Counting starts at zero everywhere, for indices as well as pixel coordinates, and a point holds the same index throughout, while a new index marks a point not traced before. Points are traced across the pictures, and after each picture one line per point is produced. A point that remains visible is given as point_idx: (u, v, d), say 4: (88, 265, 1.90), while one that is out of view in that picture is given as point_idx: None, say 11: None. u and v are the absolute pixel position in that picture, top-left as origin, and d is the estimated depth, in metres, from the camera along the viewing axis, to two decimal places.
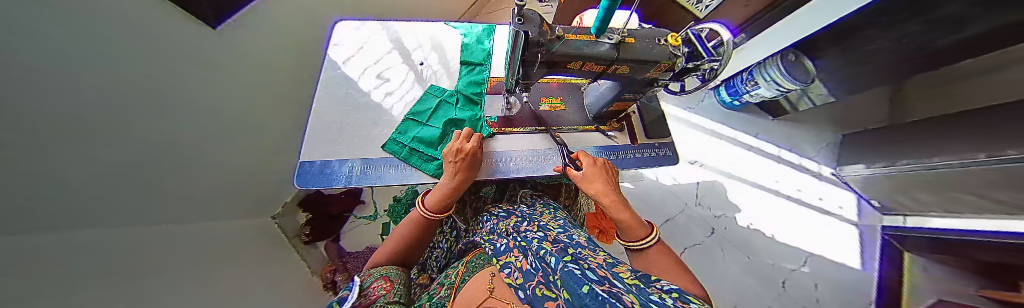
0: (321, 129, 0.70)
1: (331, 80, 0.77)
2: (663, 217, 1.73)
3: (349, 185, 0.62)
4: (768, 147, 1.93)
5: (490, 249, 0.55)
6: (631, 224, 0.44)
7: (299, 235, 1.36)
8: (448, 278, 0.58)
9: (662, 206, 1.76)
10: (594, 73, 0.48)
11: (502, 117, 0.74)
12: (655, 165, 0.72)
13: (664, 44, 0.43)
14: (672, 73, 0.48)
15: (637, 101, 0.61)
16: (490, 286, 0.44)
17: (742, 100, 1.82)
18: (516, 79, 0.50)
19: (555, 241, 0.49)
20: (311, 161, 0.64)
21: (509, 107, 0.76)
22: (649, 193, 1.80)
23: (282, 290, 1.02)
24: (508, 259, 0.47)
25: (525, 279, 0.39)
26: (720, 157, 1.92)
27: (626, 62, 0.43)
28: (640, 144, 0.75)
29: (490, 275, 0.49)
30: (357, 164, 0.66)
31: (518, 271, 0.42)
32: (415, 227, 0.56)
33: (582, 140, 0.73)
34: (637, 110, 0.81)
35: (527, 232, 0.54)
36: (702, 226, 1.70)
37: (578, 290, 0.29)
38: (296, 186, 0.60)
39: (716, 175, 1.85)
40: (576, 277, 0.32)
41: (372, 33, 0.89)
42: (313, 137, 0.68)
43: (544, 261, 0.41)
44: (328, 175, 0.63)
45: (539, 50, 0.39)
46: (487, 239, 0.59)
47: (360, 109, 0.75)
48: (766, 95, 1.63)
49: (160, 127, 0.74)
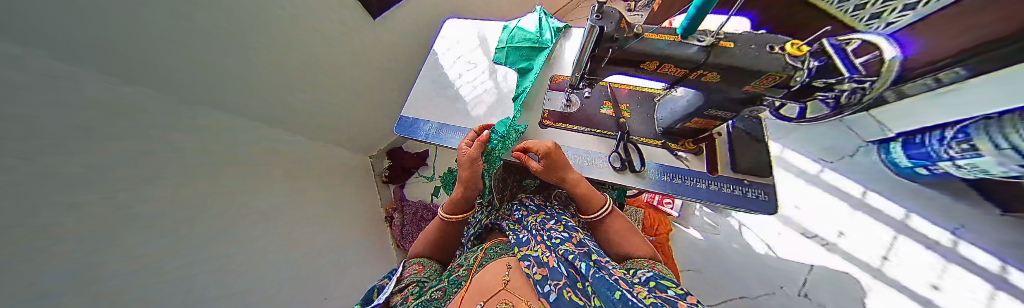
0: (416, 95, 0.91)
1: (434, 60, 0.99)
2: (735, 290, 1.28)
3: (427, 139, 0.80)
4: (981, 257, 1.18)
5: (512, 239, 0.57)
6: (593, 203, 0.58)
7: (381, 174, 1.72)
8: (465, 260, 0.58)
9: (739, 275, 1.32)
10: (673, 77, 0.44)
11: (558, 112, 0.76)
12: (735, 206, 0.58)
13: (777, 51, 0.35)
14: (786, 91, 0.39)
15: (728, 120, 0.53)
16: (506, 278, 0.45)
17: (937, 168, 1.24)
18: (581, 74, 0.52)
19: (579, 243, 0.50)
20: (408, 116, 0.85)
21: (569, 104, 0.77)
22: (723, 253, 1.39)
23: (342, 214, 1.32)
24: (531, 252, 0.47)
25: (550, 275, 0.42)
26: (857, 240, 1.31)
27: (714, 69, 0.38)
28: (718, 176, 0.62)
29: (505, 266, 0.49)
30: (435, 125, 0.83)
31: (539, 267, 0.44)
32: (434, 229, 0.68)
33: (641, 152, 0.66)
34: (727, 136, 0.66)
35: (551, 230, 0.54)
36: None
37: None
38: (396, 132, 0.81)
39: (848, 265, 1.26)
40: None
41: (468, 27, 1.08)
42: (412, 100, 0.89)
43: (572, 266, 0.43)
44: (415, 128, 0.82)
45: (612, 46, 0.41)
46: (510, 228, 0.63)
47: (447, 85, 0.93)
48: (988, 169, 1.06)
49: (320, 80, 1.10)
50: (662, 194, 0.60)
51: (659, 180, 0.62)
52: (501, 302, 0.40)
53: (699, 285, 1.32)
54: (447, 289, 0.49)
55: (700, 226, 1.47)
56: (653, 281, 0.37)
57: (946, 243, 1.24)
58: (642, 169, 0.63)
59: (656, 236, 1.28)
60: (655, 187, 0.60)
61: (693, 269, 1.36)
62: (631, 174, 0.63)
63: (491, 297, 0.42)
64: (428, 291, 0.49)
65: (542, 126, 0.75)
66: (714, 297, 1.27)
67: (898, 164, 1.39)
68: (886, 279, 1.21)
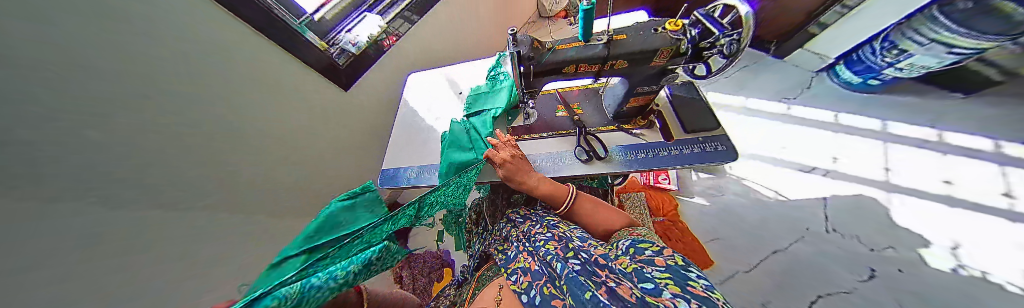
0: (395, 148, 0.95)
1: (404, 110, 1.07)
2: (764, 246, 1.23)
3: (408, 184, 0.83)
4: (970, 141, 1.22)
5: (502, 259, 0.53)
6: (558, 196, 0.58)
7: None
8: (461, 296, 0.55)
9: (761, 229, 1.28)
10: (592, 73, 0.54)
11: (520, 126, 0.82)
12: (701, 163, 0.61)
13: (660, 31, 0.46)
14: (682, 57, 0.49)
15: (655, 92, 0.59)
16: (496, 298, 0.42)
17: (883, 77, 1.36)
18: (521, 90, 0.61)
19: (562, 239, 0.47)
20: (386, 168, 0.89)
21: (527, 116, 0.84)
22: (739, 212, 1.36)
23: None
24: (516, 264, 0.45)
25: (534, 278, 0.39)
26: (849, 160, 1.34)
27: (620, 56, 0.49)
28: (674, 141, 0.66)
29: (496, 288, 0.45)
30: (414, 169, 0.86)
31: (523, 274, 0.41)
32: None
33: (602, 140, 0.71)
34: (671, 107, 0.73)
35: (535, 236, 0.52)
36: (847, 264, 1.10)
37: (581, 296, 0.29)
38: (375, 186, 0.84)
39: (856, 186, 1.26)
40: (580, 282, 0.32)
41: (431, 75, 1.19)
42: (390, 151, 0.94)
43: (550, 265, 0.39)
44: (395, 177, 0.85)
45: (533, 62, 0.52)
46: (500, 251, 0.58)
47: (420, 128, 0.99)
48: (927, 64, 1.21)
49: None
50: (632, 171, 0.63)
51: (624, 160, 0.65)
52: None
53: (730, 252, 1.26)
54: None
55: (705, 192, 1.46)
56: (632, 247, 0.38)
57: (933, 137, 1.28)
58: (606, 154, 0.67)
59: (666, 216, 1.30)
60: (622, 167, 0.63)
61: (716, 237, 1.31)
62: (597, 162, 0.66)
63: None
64: None
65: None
66: (744, 260, 1.22)
67: (852, 83, 1.51)
68: (902, 190, 1.18)
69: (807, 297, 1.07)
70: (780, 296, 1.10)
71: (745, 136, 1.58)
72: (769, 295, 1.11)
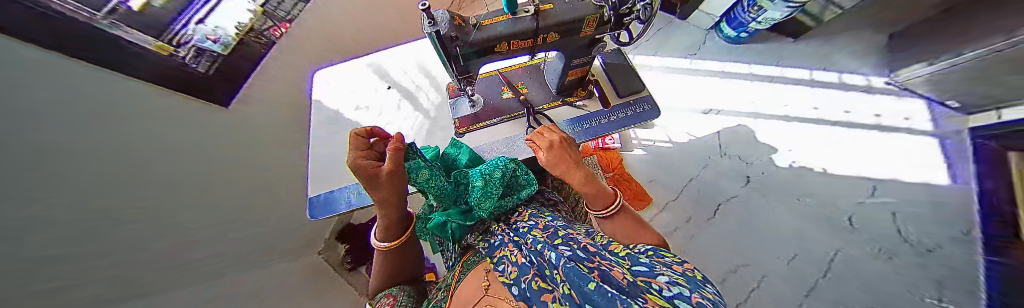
0: (330, 164, 0.79)
1: (321, 119, 0.86)
2: (685, 176, 1.57)
3: (352, 207, 0.70)
4: (797, 72, 1.72)
5: (483, 247, 0.50)
6: (600, 199, 0.52)
7: (343, 262, 1.35)
8: (442, 283, 0.52)
9: (683, 165, 1.61)
10: (526, 49, 0.53)
11: (469, 115, 0.77)
12: (637, 123, 0.69)
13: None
14: (608, 24, 0.50)
15: (588, 64, 0.62)
16: (484, 284, 0.41)
17: (749, 30, 1.74)
18: (455, 77, 0.57)
19: (545, 227, 0.44)
20: (316, 195, 0.73)
21: (474, 103, 0.78)
22: (667, 156, 1.66)
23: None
24: (503, 254, 0.42)
25: (522, 270, 0.36)
26: (735, 99, 1.73)
27: (550, 29, 0.47)
28: (612, 107, 0.73)
29: (484, 273, 0.45)
30: (354, 188, 0.74)
31: (512, 267, 0.38)
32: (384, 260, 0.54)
33: (553, 117, 0.73)
34: (605, 77, 0.80)
35: (517, 224, 0.48)
36: (735, 176, 1.50)
37: (583, 287, 0.24)
38: (309, 218, 0.69)
39: (739, 118, 1.66)
40: (579, 272, 0.26)
41: (352, 69, 0.98)
42: (315, 172, 0.77)
43: (540, 254, 0.36)
44: (332, 201, 0.71)
45: (457, 44, 0.45)
46: (478, 239, 0.53)
47: (352, 136, 0.83)
48: (774, 17, 1.58)
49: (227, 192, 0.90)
50: (583, 143, 0.67)
51: (576, 133, 0.69)
52: None
53: (664, 189, 1.56)
54: None
55: (643, 145, 1.71)
56: (652, 251, 0.34)
57: (778, 73, 1.75)
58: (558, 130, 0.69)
59: (613, 171, 1.48)
60: (575, 140, 0.67)
61: (652, 179, 1.59)
62: None
63: None
64: None
65: (459, 135, 0.75)
66: (672, 192, 1.54)
67: (731, 38, 1.89)
68: (765, 116, 1.62)
69: (713, 208, 1.44)
70: (699, 212, 1.44)
71: (667, 92, 1.84)
72: (692, 213, 1.45)
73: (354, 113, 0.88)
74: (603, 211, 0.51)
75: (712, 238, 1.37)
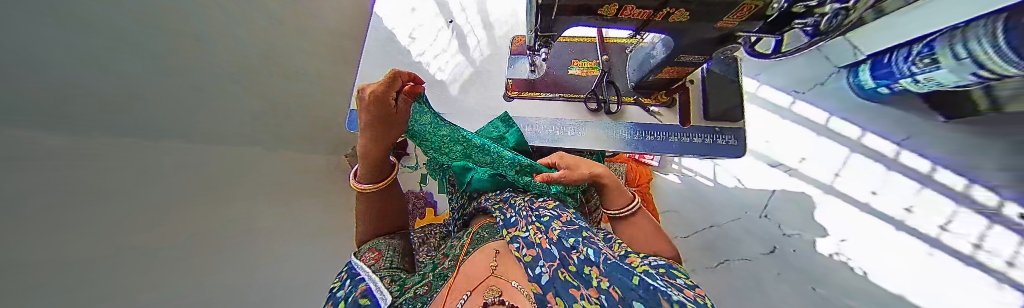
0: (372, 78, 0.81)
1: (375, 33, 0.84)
2: (707, 221, 1.49)
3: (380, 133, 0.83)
4: None
5: (498, 219, 0.49)
6: (617, 197, 0.47)
7: None
8: (450, 250, 0.53)
9: (711, 209, 1.52)
10: (638, 22, 0.43)
11: (525, 80, 0.77)
12: (708, 154, 0.66)
13: None
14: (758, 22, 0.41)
15: (699, 65, 0.55)
16: (492, 265, 0.42)
17: (895, 87, 1.32)
18: (535, 31, 0.51)
19: (570, 221, 0.39)
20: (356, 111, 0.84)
21: (534, 68, 0.77)
22: (700, 193, 1.54)
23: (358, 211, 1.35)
24: (519, 234, 0.40)
25: (545, 256, 0.33)
26: (817, 164, 1.46)
27: (680, 6, 0.37)
28: (691, 127, 0.67)
29: (492, 253, 0.46)
30: None
31: (530, 250, 0.36)
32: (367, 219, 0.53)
33: (620, 114, 0.71)
34: (701, 87, 0.70)
35: (540, 208, 0.44)
36: (761, 240, 1.36)
37: (626, 281, 0.22)
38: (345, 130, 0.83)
39: (803, 185, 1.43)
40: (623, 267, 0.24)
41: None
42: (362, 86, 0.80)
43: (565, 247, 0.32)
44: None
45: None
46: (495, 208, 0.51)
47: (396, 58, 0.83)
48: (945, 81, 1.15)
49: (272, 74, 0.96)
50: (634, 152, 0.67)
51: (637, 141, 0.67)
52: (489, 290, 0.37)
53: (679, 222, 1.49)
54: (433, 282, 0.43)
55: (679, 172, 1.58)
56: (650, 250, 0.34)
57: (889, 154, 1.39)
58: (621, 134, 0.68)
59: (639, 186, 1.38)
60: (635, 148, 0.66)
61: (673, 210, 1.51)
62: (611, 140, 0.68)
63: (478, 286, 0.38)
64: (413, 283, 0.41)
65: (508, 98, 0.77)
66: (686, 230, 1.47)
67: (863, 87, 1.47)
68: (835, 193, 1.34)
69: (720, 259, 1.38)
70: (703, 256, 1.40)
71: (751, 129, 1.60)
72: (693, 256, 1.42)
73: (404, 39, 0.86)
74: (627, 209, 0.45)
75: (700, 283, 1.34)
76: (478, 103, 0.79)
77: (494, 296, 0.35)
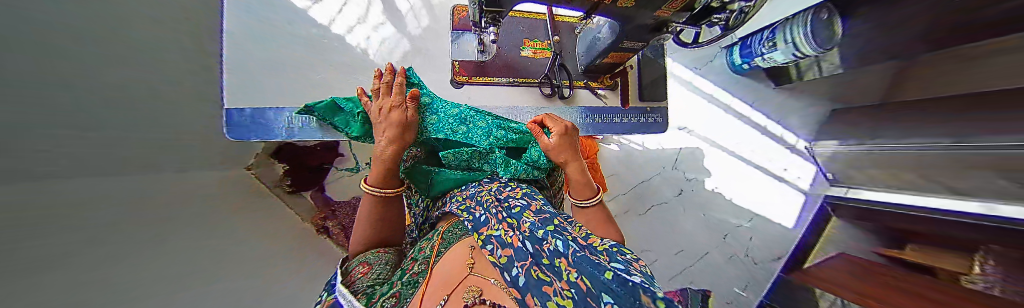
0: (261, 78, 0.95)
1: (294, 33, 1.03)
2: (639, 177, 1.78)
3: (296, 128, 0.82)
4: (758, 118, 1.93)
5: (468, 220, 0.46)
6: (580, 185, 0.44)
7: (281, 185, 1.18)
8: (420, 251, 0.47)
9: (641, 167, 1.81)
10: (587, 5, 0.47)
11: (474, 64, 0.76)
12: (637, 131, 0.75)
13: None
14: (683, 11, 0.50)
15: (636, 51, 0.63)
16: (468, 262, 0.38)
17: (752, 64, 1.78)
18: (484, 4, 0.49)
19: (539, 213, 0.39)
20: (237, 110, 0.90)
21: (484, 49, 0.74)
22: (632, 158, 1.81)
23: (274, 236, 1.07)
24: (491, 232, 0.39)
25: (517, 255, 0.33)
26: (709, 125, 1.90)
27: None
28: (628, 108, 0.76)
29: (467, 250, 0.41)
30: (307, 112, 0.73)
31: (504, 249, 0.35)
32: (365, 222, 0.48)
33: (569, 98, 0.78)
34: (636, 70, 0.79)
35: (508, 202, 0.43)
36: (672, 188, 1.77)
37: (596, 275, 0.18)
38: (229, 136, 0.88)
39: (699, 142, 1.87)
40: (592, 258, 0.21)
41: None
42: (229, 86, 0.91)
43: (538, 242, 0.31)
44: (264, 125, 0.91)
45: None
46: (462, 209, 0.48)
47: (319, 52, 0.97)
48: (777, 60, 1.61)
49: None
50: (585, 134, 0.71)
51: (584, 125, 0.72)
52: (470, 290, 0.33)
53: (619, 184, 1.76)
54: (402, 292, 0.37)
55: (618, 141, 1.81)
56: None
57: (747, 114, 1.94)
58: (569, 118, 0.71)
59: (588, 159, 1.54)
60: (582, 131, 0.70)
61: (614, 173, 1.76)
62: None
63: (456, 288, 0.34)
64: (378, 298, 0.36)
65: (457, 84, 0.75)
66: (624, 188, 1.75)
67: (733, 64, 1.92)
68: (717, 146, 1.86)
69: (646, 207, 1.72)
70: (637, 207, 1.71)
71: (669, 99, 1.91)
72: (629, 208, 1.71)
73: None
74: (592, 200, 0.44)
75: (632, 229, 1.66)
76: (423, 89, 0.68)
77: (474, 297, 0.32)
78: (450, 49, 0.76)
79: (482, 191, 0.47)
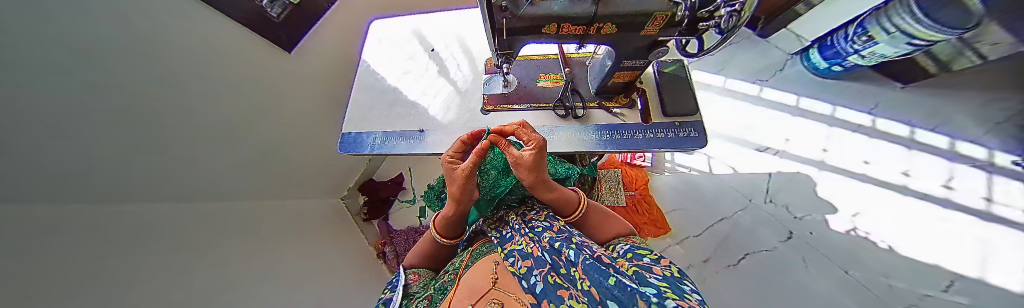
0: (360, 109, 0.88)
1: (364, 69, 0.94)
2: (714, 215, 1.41)
3: (373, 151, 0.80)
4: (893, 127, 1.41)
5: (495, 237, 0.48)
6: (566, 204, 0.48)
7: (360, 213, 1.52)
8: (451, 264, 0.49)
9: (713, 201, 1.45)
10: (577, 36, 0.51)
11: (499, 95, 0.83)
12: (674, 146, 0.68)
13: None
14: (678, 27, 0.47)
15: (643, 67, 0.61)
16: (492, 277, 0.38)
17: (846, 63, 1.44)
18: (495, 51, 0.57)
19: (560, 230, 0.39)
20: (349, 133, 0.83)
21: (507, 84, 0.83)
22: (698, 188, 1.50)
23: (354, 253, 1.30)
24: (515, 246, 0.39)
25: (535, 264, 0.33)
26: (802, 141, 1.49)
27: (606, 18, 0.44)
28: (652, 124, 0.71)
29: (492, 265, 0.41)
30: (378, 135, 0.82)
31: (524, 259, 0.35)
32: (421, 251, 0.54)
33: (587, 118, 0.75)
34: (655, 86, 0.77)
35: (533, 221, 0.45)
36: (774, 228, 1.31)
37: (603, 283, 0.22)
38: (340, 150, 0.81)
39: (796, 164, 1.44)
40: (601, 269, 0.24)
41: (390, 31, 1.04)
42: (353, 113, 0.87)
43: (559, 254, 0.32)
44: (358, 143, 0.82)
45: (505, 15, 0.45)
46: (493, 228, 0.51)
47: (382, 90, 0.90)
48: (885, 53, 1.29)
49: (276, 131, 1.01)
50: (605, 151, 0.69)
51: (603, 140, 0.70)
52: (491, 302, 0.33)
53: (685, 220, 1.43)
54: (434, 296, 0.41)
55: (671, 168, 1.57)
56: (630, 252, 0.35)
57: (867, 124, 1.46)
58: (587, 135, 0.72)
59: (637, 190, 1.38)
60: (601, 147, 0.69)
61: (677, 208, 1.45)
62: (573, 141, 0.71)
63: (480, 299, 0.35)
64: (414, 301, 0.41)
65: (485, 112, 0.82)
66: (695, 227, 1.40)
67: (817, 68, 1.59)
68: (832, 168, 1.38)
69: (737, 255, 1.29)
70: (720, 255, 1.30)
71: (713, 116, 1.66)
72: (710, 254, 1.32)
73: (385, 69, 0.94)
74: (572, 217, 0.49)
75: (720, 287, 1.23)
76: (463, 124, 0.81)
77: None
78: (481, 88, 0.87)
79: (511, 212, 0.52)
